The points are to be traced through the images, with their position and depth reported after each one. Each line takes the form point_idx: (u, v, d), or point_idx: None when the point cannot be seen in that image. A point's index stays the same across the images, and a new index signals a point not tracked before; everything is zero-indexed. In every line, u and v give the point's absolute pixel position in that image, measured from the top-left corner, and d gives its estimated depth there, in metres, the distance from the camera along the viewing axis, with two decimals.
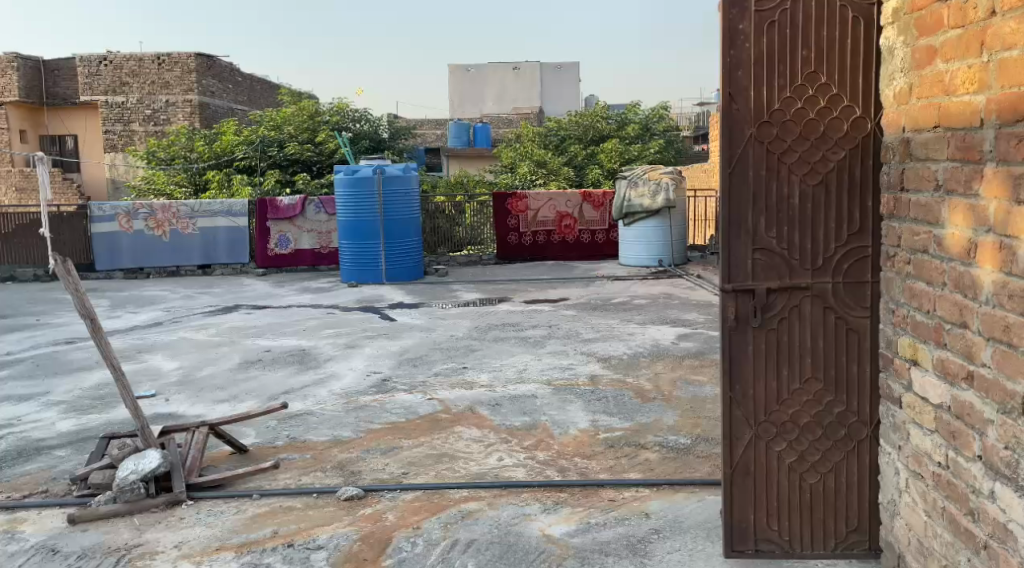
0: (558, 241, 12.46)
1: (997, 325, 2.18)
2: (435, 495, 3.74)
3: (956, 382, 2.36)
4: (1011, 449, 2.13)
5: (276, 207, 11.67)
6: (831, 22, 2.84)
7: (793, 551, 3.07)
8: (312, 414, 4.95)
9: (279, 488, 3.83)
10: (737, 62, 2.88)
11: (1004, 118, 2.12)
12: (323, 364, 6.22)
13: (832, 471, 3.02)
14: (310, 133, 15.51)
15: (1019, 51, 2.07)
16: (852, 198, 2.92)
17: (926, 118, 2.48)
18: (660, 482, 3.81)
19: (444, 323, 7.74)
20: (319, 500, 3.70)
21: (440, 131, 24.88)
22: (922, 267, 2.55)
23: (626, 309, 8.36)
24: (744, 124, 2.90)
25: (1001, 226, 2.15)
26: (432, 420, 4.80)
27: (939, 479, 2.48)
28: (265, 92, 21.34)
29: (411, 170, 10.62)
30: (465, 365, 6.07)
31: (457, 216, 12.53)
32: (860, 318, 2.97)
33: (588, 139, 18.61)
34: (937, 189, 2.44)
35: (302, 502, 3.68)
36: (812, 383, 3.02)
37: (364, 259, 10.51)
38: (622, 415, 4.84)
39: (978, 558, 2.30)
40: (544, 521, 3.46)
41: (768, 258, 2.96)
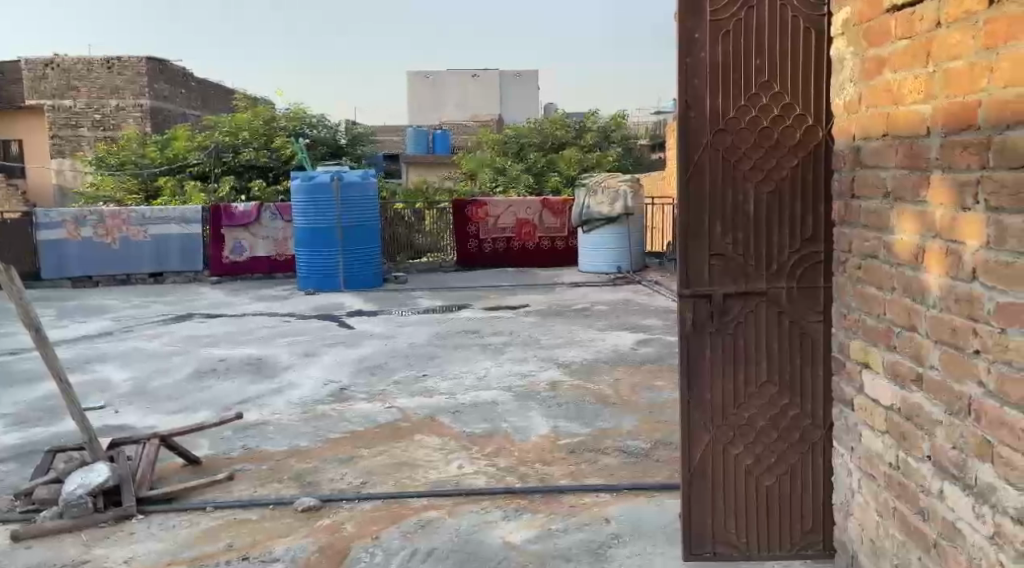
0: (518, 248, 12.49)
1: (944, 328, 2.22)
2: (395, 504, 3.73)
3: (906, 384, 2.41)
4: (958, 449, 2.17)
5: (231, 213, 11.61)
6: (783, 33, 2.90)
7: (750, 553, 3.11)
8: (268, 425, 4.91)
9: (234, 500, 3.78)
10: (693, 71, 2.92)
11: (948, 126, 2.17)
12: (280, 374, 6.16)
13: (787, 473, 3.07)
14: (267, 138, 15.38)
15: (960, 62, 2.11)
16: (805, 204, 2.97)
17: (876, 125, 2.53)
18: (621, 487, 3.83)
19: (403, 331, 7.71)
20: (276, 512, 3.66)
21: (397, 138, 24.84)
22: (873, 272, 2.60)
23: (586, 315, 8.40)
24: (700, 132, 2.94)
25: (947, 231, 2.19)
26: (393, 428, 4.79)
27: (891, 479, 2.53)
28: (219, 97, 21.14)
29: (371, 177, 10.59)
30: (425, 373, 6.05)
31: (416, 224, 12.45)
32: (813, 323, 3.02)
33: (547, 145, 18.71)
34: (886, 196, 2.49)
35: (258, 514, 3.65)
36: (767, 387, 3.06)
37: (321, 266, 10.42)
38: (583, 421, 4.87)
39: (928, 557, 2.35)
40: (505, 528, 3.47)
41: (724, 264, 3.00)
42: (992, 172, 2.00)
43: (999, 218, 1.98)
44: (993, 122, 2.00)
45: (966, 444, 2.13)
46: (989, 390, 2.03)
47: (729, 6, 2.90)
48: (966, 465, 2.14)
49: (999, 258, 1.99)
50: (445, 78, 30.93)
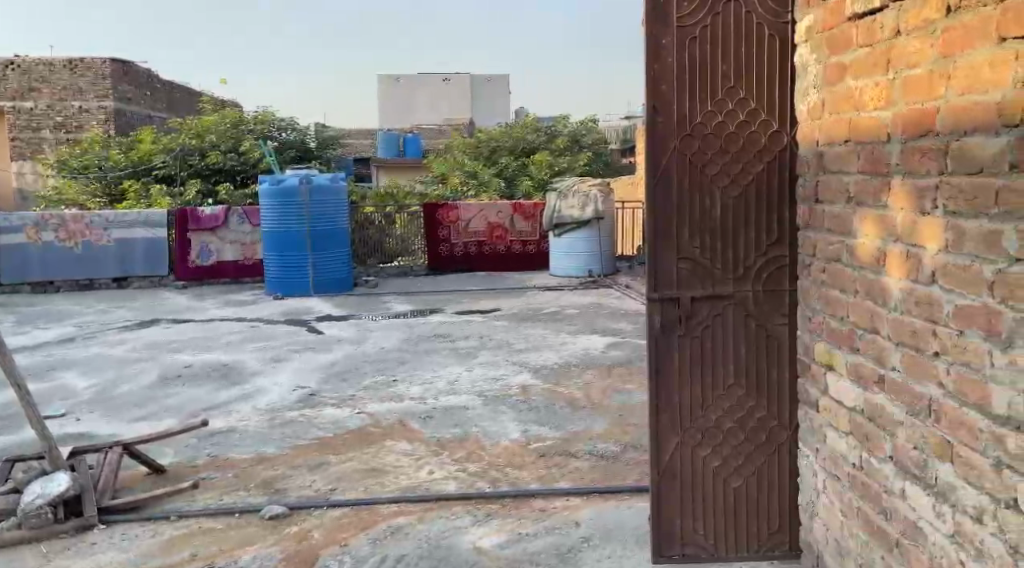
0: (489, 251, 12.49)
1: (905, 331, 2.26)
2: (364, 510, 3.72)
3: (869, 386, 2.46)
4: (919, 449, 2.21)
5: (197, 217, 11.52)
6: (748, 39, 2.94)
7: (717, 554, 3.14)
8: (235, 431, 4.87)
9: (200, 509, 3.75)
10: (660, 76, 2.95)
11: (908, 133, 2.21)
12: (247, 380, 6.11)
13: (755, 474, 3.11)
14: (235, 141, 15.35)
15: (919, 70, 2.15)
16: (771, 208, 3.01)
17: (838, 131, 2.58)
18: (590, 490, 3.86)
19: (373, 335, 7.69)
20: (243, 520, 3.64)
21: (367, 143, 24.80)
22: (836, 275, 2.64)
23: (557, 319, 8.43)
24: (667, 137, 2.97)
25: (907, 235, 2.23)
26: (362, 434, 4.78)
27: (854, 479, 2.57)
28: (184, 99, 20.95)
29: (340, 181, 10.59)
30: (395, 378, 6.03)
31: (387, 227, 12.44)
32: (778, 325, 3.07)
33: (518, 150, 18.78)
34: (848, 201, 2.54)
35: (224, 522, 3.62)
36: (733, 389, 3.10)
37: (290, 270, 10.34)
38: (554, 424, 4.89)
39: (891, 555, 2.39)
40: (475, 533, 3.47)
41: (691, 267, 3.04)
42: (949, 177, 2.04)
43: (956, 223, 2.02)
44: (951, 127, 2.04)
45: (927, 444, 2.17)
46: (948, 391, 2.07)
47: (695, 12, 2.93)
48: (926, 464, 2.19)
49: (957, 261, 2.02)
50: (415, 81, 30.93)
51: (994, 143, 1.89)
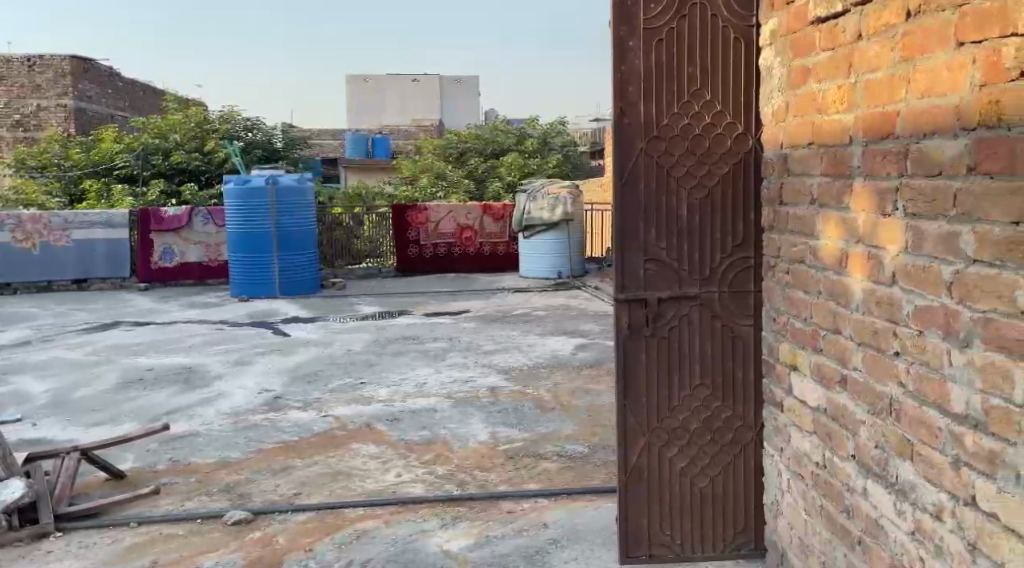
0: (459, 253, 12.48)
1: (866, 330, 2.29)
2: (330, 515, 3.69)
3: (831, 386, 2.49)
4: (880, 447, 2.24)
5: (160, 218, 11.40)
6: (714, 42, 2.96)
7: (684, 554, 3.16)
8: (197, 436, 4.82)
9: (160, 515, 3.71)
10: (627, 78, 2.96)
11: (869, 136, 2.24)
12: (210, 383, 6.05)
13: (721, 474, 3.13)
14: (199, 142, 15.24)
15: (881, 74, 2.18)
16: (736, 210, 3.03)
17: (802, 134, 2.61)
18: (559, 492, 3.86)
19: (341, 337, 7.64)
20: (205, 526, 3.60)
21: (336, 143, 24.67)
22: (799, 276, 2.67)
23: (526, 321, 8.44)
24: (634, 138, 2.98)
25: (869, 236, 2.25)
26: (328, 437, 4.75)
27: (818, 478, 2.60)
28: (147, 99, 20.70)
29: (307, 182, 10.53)
30: (363, 381, 6.00)
31: (355, 229, 12.38)
32: (744, 326, 3.09)
33: (488, 152, 18.77)
34: (812, 203, 2.56)
35: (185, 529, 3.58)
36: (700, 389, 3.12)
37: (256, 272, 10.24)
38: (522, 426, 4.89)
39: (853, 553, 2.42)
40: (442, 536, 3.46)
41: (658, 268, 3.05)
42: (910, 180, 2.07)
43: (917, 225, 2.05)
44: (910, 131, 2.07)
45: (888, 443, 2.20)
46: (908, 390, 2.10)
47: (661, 15, 2.95)
48: (887, 462, 2.21)
49: (917, 263, 2.05)
50: (384, 80, 30.84)
51: (952, 146, 1.92)
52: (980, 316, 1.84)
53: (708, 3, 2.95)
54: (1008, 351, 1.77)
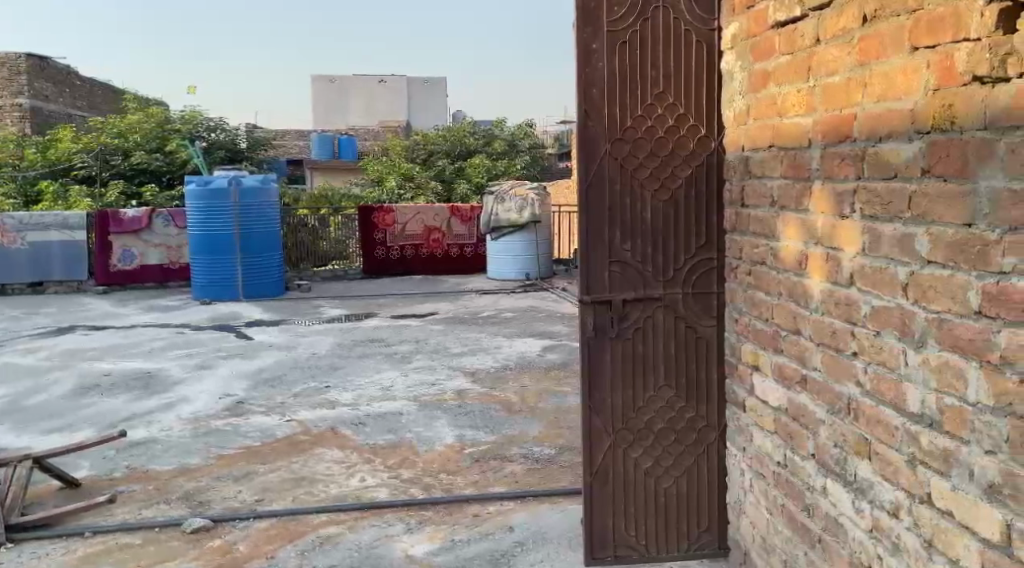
0: (426, 255, 12.45)
1: (825, 331, 2.32)
2: (292, 521, 3.67)
3: (792, 386, 2.51)
4: (839, 446, 2.27)
5: (119, 219, 11.23)
6: (677, 46, 2.98)
7: (649, 554, 3.17)
8: (156, 442, 4.76)
9: (116, 524, 3.65)
10: (591, 80, 2.97)
11: (827, 139, 2.27)
12: (170, 388, 5.97)
13: (685, 473, 3.15)
14: (160, 143, 15.11)
15: (839, 78, 2.21)
16: (700, 212, 3.06)
17: (762, 137, 2.63)
18: (525, 494, 3.86)
19: (305, 341, 7.58)
20: (163, 534, 3.55)
21: (301, 144, 24.48)
22: (760, 277, 2.70)
23: (493, 323, 8.43)
24: (598, 140, 2.99)
25: (827, 238, 2.28)
26: (291, 442, 4.71)
27: (779, 478, 2.63)
28: (105, 98, 20.40)
29: (271, 183, 10.44)
30: (328, 385, 5.96)
31: (320, 230, 12.23)
32: (707, 327, 3.11)
33: (455, 153, 18.72)
34: (772, 206, 2.59)
35: (143, 537, 3.53)
36: (664, 390, 3.13)
37: (218, 273, 10.13)
38: (489, 429, 4.88)
39: (813, 551, 2.44)
40: (406, 541, 3.45)
41: (622, 270, 3.06)
42: (866, 183, 2.10)
43: (873, 226, 2.08)
44: (866, 134, 2.10)
45: (847, 442, 2.23)
46: (866, 390, 2.13)
47: (624, 17, 2.96)
48: (846, 462, 2.24)
49: (874, 264, 2.08)
50: (350, 81, 30.64)
51: (907, 149, 1.95)
52: (935, 316, 1.87)
53: (670, 6, 2.97)
54: (961, 350, 1.79)
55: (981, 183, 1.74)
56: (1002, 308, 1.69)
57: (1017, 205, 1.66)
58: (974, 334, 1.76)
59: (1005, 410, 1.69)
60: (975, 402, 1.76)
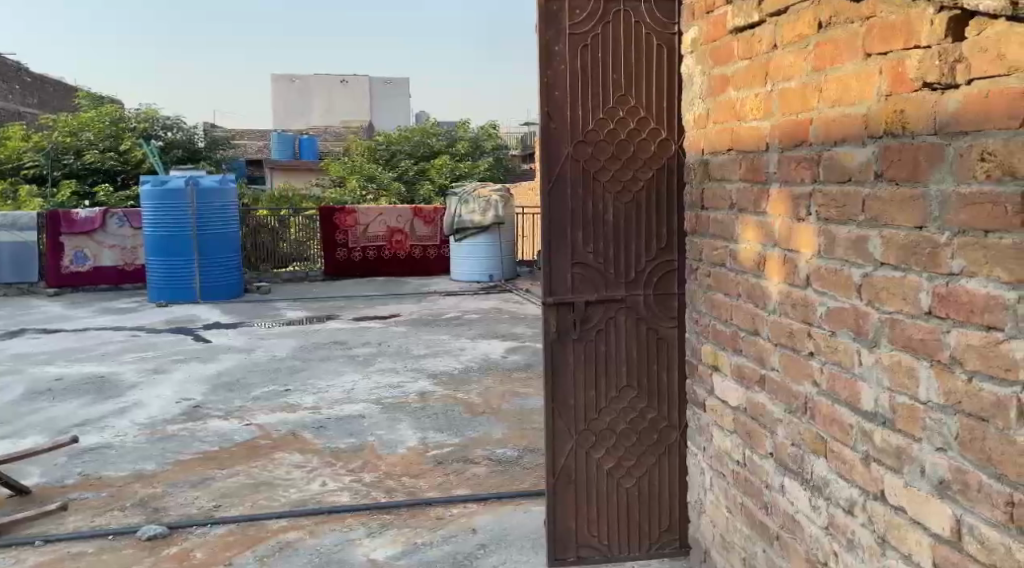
0: (389, 256, 12.42)
1: (783, 332, 2.35)
2: (251, 527, 3.63)
3: (750, 386, 2.54)
4: (796, 445, 2.30)
5: (71, 220, 11.02)
6: (638, 49, 3.00)
7: (611, 555, 3.19)
8: (110, 448, 4.69)
9: (68, 532, 3.59)
10: (554, 82, 2.97)
11: (785, 143, 2.29)
12: (125, 393, 5.88)
13: (646, 474, 3.17)
14: (114, 141, 14.87)
15: (795, 83, 2.24)
16: (661, 214, 3.08)
17: (721, 141, 2.66)
18: (488, 497, 3.86)
19: (265, 344, 7.51)
20: (117, 543, 3.50)
21: (260, 144, 24.25)
22: (720, 280, 2.72)
23: (457, 324, 8.42)
24: (561, 143, 3.00)
25: (785, 240, 2.31)
26: (251, 446, 4.67)
27: (738, 477, 2.66)
28: (57, 95, 20.06)
29: (229, 183, 10.34)
30: (288, 388, 5.91)
31: (281, 231, 12.10)
32: (668, 328, 3.14)
33: (419, 154, 18.65)
34: (731, 208, 2.62)
35: (96, 546, 3.47)
36: (626, 391, 3.15)
37: (175, 277, 10.00)
38: (452, 431, 4.88)
39: (771, 548, 2.47)
40: (368, 546, 3.43)
41: (585, 272, 3.08)
42: (821, 187, 2.13)
43: (829, 229, 2.11)
44: (822, 138, 2.13)
45: (803, 441, 2.26)
46: (822, 389, 2.16)
47: (586, 21, 2.98)
48: (804, 460, 2.27)
49: (829, 266, 2.11)
50: (311, 82, 30.36)
51: (861, 153, 1.98)
52: (888, 317, 1.90)
53: (632, 9, 2.99)
54: (913, 349, 1.83)
55: (931, 187, 1.77)
56: (950, 309, 1.72)
57: (964, 208, 1.69)
58: (926, 334, 1.80)
59: (954, 409, 1.73)
60: (926, 401, 1.80)
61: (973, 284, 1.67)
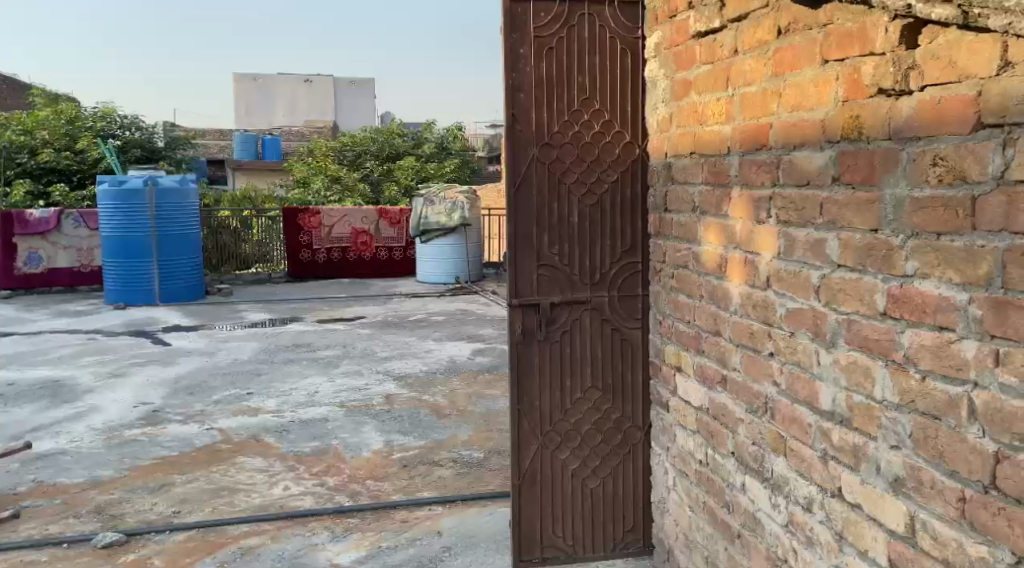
0: (354, 258, 12.35)
1: (745, 333, 2.37)
2: (211, 533, 3.59)
3: (712, 386, 2.57)
4: (757, 444, 2.33)
5: (25, 220, 10.84)
6: (603, 53, 3.02)
7: (576, 554, 3.20)
8: (65, 454, 4.61)
9: (20, 540, 3.53)
10: (519, 85, 2.98)
11: (746, 147, 2.32)
12: (81, 397, 5.79)
13: (611, 474, 3.19)
14: (70, 139, 14.65)
15: (756, 88, 2.27)
16: (625, 217, 3.11)
17: (683, 145, 2.69)
18: (454, 499, 3.87)
19: (226, 346, 7.44)
20: (72, 551, 3.45)
21: (223, 144, 24.02)
22: (683, 281, 2.75)
23: (422, 326, 8.40)
24: (526, 146, 3.01)
25: (746, 242, 2.33)
26: (212, 451, 4.62)
27: (701, 476, 2.68)
28: (11, 92, 19.73)
29: (189, 183, 10.22)
30: (250, 391, 5.86)
31: (243, 232, 12.02)
32: (632, 329, 3.16)
33: (384, 155, 18.56)
34: (694, 211, 2.64)
35: (50, 554, 3.42)
36: (592, 392, 3.17)
37: (134, 278, 9.86)
38: (418, 433, 4.87)
39: (733, 547, 2.50)
40: (332, 550, 3.42)
41: (551, 274, 3.09)
42: (781, 190, 2.16)
43: (788, 231, 2.14)
44: (782, 142, 2.16)
45: (764, 440, 2.29)
46: (782, 389, 2.19)
47: (551, 24, 2.99)
48: (764, 459, 2.30)
49: (788, 268, 2.14)
50: (274, 81, 30.12)
51: (819, 158, 2.01)
52: (845, 318, 1.94)
53: (596, 14, 3.01)
54: (869, 349, 1.86)
55: (886, 191, 1.81)
56: (905, 309, 1.76)
57: (917, 211, 1.72)
58: (881, 334, 1.83)
59: (908, 407, 1.76)
60: (882, 400, 1.83)
61: (926, 285, 1.70)
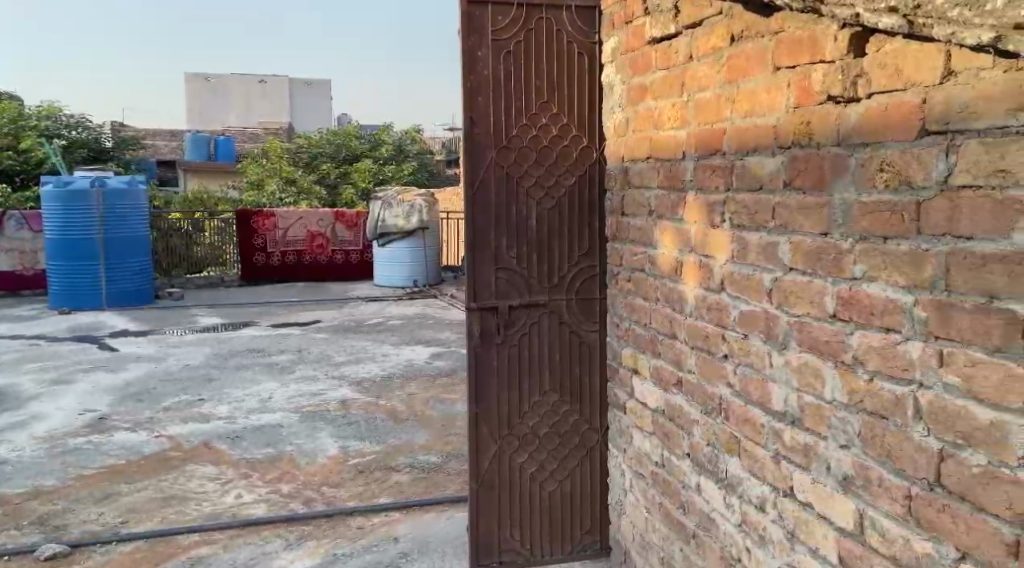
0: (309, 262, 12.27)
1: (699, 335, 2.40)
2: (159, 543, 3.54)
3: (669, 388, 2.60)
4: (711, 445, 2.36)
5: None
6: (560, 57, 3.04)
7: (533, 557, 3.21)
8: (6, 463, 4.52)
9: None
10: (477, 87, 2.99)
11: (701, 152, 2.35)
12: (24, 405, 5.67)
13: (568, 476, 3.21)
14: (13, 139, 14.29)
15: (710, 93, 2.30)
16: (582, 220, 3.13)
17: (640, 149, 2.72)
18: (410, 504, 3.86)
19: (177, 352, 7.33)
20: (13, 563, 3.38)
21: (174, 144, 23.70)
22: (640, 283, 2.77)
23: (379, 330, 8.36)
24: (484, 149, 3.02)
25: (701, 246, 2.37)
26: (161, 459, 4.56)
27: (657, 477, 2.71)
28: None
29: (139, 184, 10.05)
30: (202, 397, 5.79)
31: (196, 235, 11.79)
32: (590, 332, 3.19)
33: (341, 156, 18.39)
34: (650, 214, 2.67)
35: None
36: (550, 394, 3.19)
37: (80, 280, 9.68)
38: (374, 439, 4.84)
39: (688, 546, 2.53)
40: (285, 558, 3.39)
41: (509, 277, 3.10)
42: (735, 195, 2.19)
43: (741, 235, 2.17)
44: (735, 147, 2.19)
45: (718, 440, 2.32)
46: (735, 390, 2.22)
47: (509, 27, 3.00)
48: (718, 460, 2.33)
49: (742, 272, 2.18)
50: (228, 81, 29.80)
51: (771, 162, 2.05)
52: (796, 319, 1.97)
53: (554, 18, 3.03)
54: (819, 351, 1.90)
55: (834, 196, 1.85)
56: (853, 311, 1.80)
57: (865, 215, 1.76)
58: (831, 336, 1.87)
59: (857, 407, 1.80)
60: (832, 400, 1.87)
61: (873, 288, 1.74)
